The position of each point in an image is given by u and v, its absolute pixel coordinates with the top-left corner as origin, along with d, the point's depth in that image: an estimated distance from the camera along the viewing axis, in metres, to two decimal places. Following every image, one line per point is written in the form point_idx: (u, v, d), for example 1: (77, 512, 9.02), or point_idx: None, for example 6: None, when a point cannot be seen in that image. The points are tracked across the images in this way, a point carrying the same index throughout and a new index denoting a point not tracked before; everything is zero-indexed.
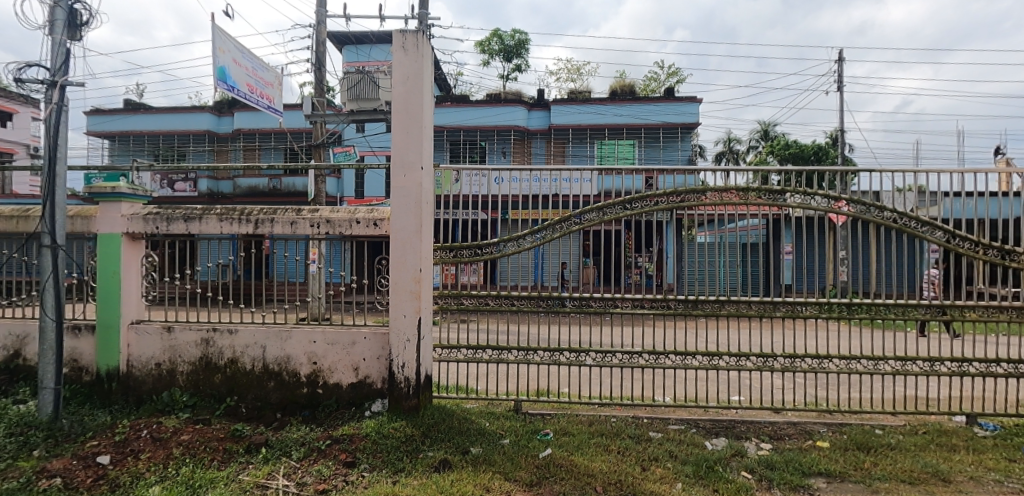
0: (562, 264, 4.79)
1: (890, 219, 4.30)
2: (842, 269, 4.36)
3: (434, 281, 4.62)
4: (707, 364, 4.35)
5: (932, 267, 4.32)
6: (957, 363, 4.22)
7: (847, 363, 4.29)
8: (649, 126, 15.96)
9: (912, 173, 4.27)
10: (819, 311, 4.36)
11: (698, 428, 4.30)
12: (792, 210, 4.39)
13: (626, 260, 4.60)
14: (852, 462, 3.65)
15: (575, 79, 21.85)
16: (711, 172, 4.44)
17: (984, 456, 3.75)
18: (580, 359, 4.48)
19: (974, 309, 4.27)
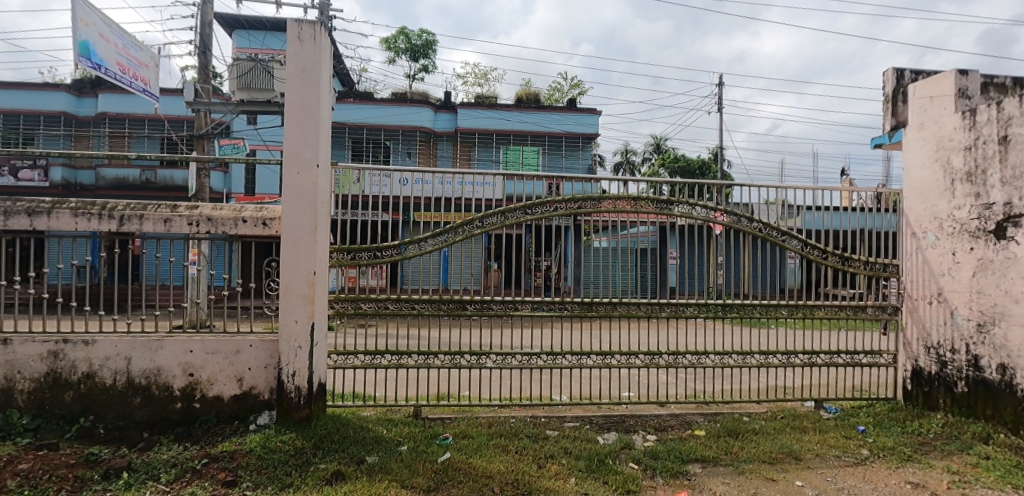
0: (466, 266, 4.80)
1: (757, 228, 4.80)
2: (720, 273, 4.79)
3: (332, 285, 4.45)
4: (600, 363, 4.58)
5: (791, 271, 4.91)
6: (808, 355, 4.81)
7: (721, 358, 4.73)
8: (552, 134, 16.49)
9: (778, 188, 4.81)
10: (699, 311, 4.76)
11: (591, 425, 4.50)
12: (678, 218, 4.76)
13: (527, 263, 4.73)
14: (724, 447, 4.02)
15: (482, 84, 22.07)
16: (608, 181, 4.69)
17: (827, 435, 4.30)
18: (481, 361, 4.51)
19: (822, 308, 4.88)
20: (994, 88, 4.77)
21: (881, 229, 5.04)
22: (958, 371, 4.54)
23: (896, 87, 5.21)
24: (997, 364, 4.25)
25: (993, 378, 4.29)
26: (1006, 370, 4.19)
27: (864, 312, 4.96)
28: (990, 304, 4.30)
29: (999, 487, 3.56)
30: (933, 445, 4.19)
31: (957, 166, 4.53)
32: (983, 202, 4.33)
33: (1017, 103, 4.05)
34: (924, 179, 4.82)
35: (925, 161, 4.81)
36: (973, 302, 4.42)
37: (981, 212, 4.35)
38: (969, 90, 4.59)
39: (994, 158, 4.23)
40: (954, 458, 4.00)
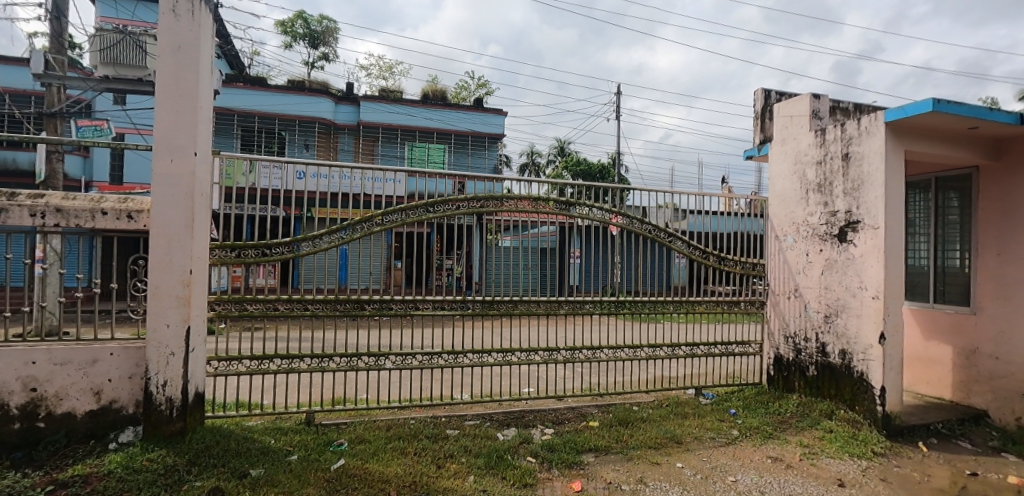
0: (369, 264, 4.64)
1: (648, 230, 5.12)
2: (616, 271, 5.05)
3: (218, 285, 4.11)
4: (501, 360, 4.64)
5: (679, 269, 5.28)
6: (690, 347, 5.22)
7: (614, 352, 4.98)
8: (458, 132, 16.42)
9: (666, 192, 5.18)
10: (595, 308, 4.98)
11: (492, 421, 4.54)
12: (578, 219, 4.94)
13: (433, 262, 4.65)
14: (615, 436, 4.24)
15: (387, 77, 21.43)
16: (513, 181, 4.76)
17: (705, 419, 4.70)
18: (379, 363, 4.38)
19: (703, 304, 5.32)
20: (840, 111, 5.48)
21: (752, 231, 5.58)
22: (810, 357, 5.16)
23: (765, 105, 5.82)
24: (839, 349, 4.88)
25: (836, 362, 4.91)
26: (846, 355, 4.82)
27: (738, 306, 5.48)
28: (834, 298, 4.92)
29: (840, 456, 4.10)
30: (790, 423, 4.73)
31: (811, 178, 5.15)
32: (830, 209, 4.94)
33: (856, 125, 4.68)
34: (785, 188, 5.43)
35: (787, 172, 5.42)
36: (822, 296, 5.04)
37: (828, 218, 4.97)
38: (821, 112, 5.24)
39: (839, 171, 4.85)
40: (806, 434, 4.54)
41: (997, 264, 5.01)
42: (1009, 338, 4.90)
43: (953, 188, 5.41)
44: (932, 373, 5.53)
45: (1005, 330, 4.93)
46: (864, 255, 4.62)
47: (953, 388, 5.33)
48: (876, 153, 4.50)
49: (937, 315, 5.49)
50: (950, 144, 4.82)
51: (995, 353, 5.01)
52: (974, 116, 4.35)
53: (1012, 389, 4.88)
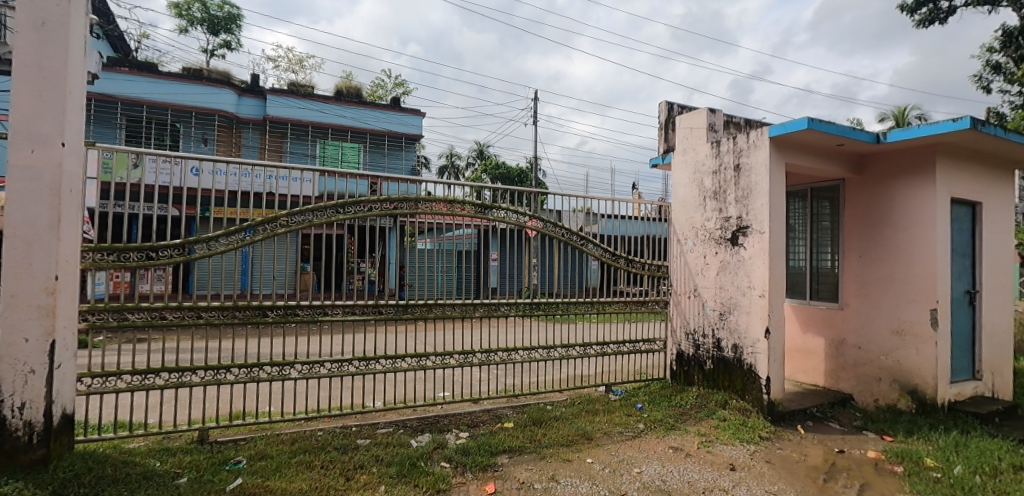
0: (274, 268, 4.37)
1: (563, 234, 5.26)
2: (534, 273, 5.13)
3: (96, 292, 3.67)
4: (415, 365, 4.54)
5: (592, 271, 5.47)
6: (601, 345, 5.41)
7: (529, 353, 5.05)
8: (374, 131, 15.95)
9: (581, 197, 5.36)
10: (513, 310, 5.02)
11: (405, 428, 4.43)
12: (497, 223, 4.98)
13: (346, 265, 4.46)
14: (529, 436, 4.30)
15: (297, 70, 20.39)
16: (431, 183, 4.70)
17: (614, 414, 4.90)
18: (284, 373, 4.11)
19: (614, 304, 5.54)
20: (733, 125, 5.94)
21: (658, 235, 5.91)
22: (707, 352, 5.55)
23: (668, 117, 6.19)
24: (732, 344, 5.28)
25: (729, 356, 5.31)
26: (738, 349, 5.22)
27: (646, 306, 5.77)
28: (727, 297, 5.33)
29: (732, 443, 4.44)
30: (690, 414, 5.05)
31: (708, 185, 5.54)
32: (724, 215, 5.34)
33: (745, 139, 5.10)
34: (686, 195, 5.80)
35: (687, 179, 5.80)
36: (717, 295, 5.44)
37: (722, 223, 5.37)
38: (716, 125, 5.64)
39: (731, 180, 5.26)
40: (703, 423, 4.87)
41: (859, 264, 5.68)
42: (870, 330, 5.56)
43: (825, 197, 6.06)
44: (809, 363, 6.15)
45: (866, 323, 5.59)
46: (752, 256, 5.04)
47: (826, 376, 5.95)
48: (762, 164, 4.93)
49: (812, 311, 6.12)
50: (822, 158, 5.38)
51: (858, 343, 5.66)
52: (840, 134, 4.89)
53: (871, 374, 5.55)
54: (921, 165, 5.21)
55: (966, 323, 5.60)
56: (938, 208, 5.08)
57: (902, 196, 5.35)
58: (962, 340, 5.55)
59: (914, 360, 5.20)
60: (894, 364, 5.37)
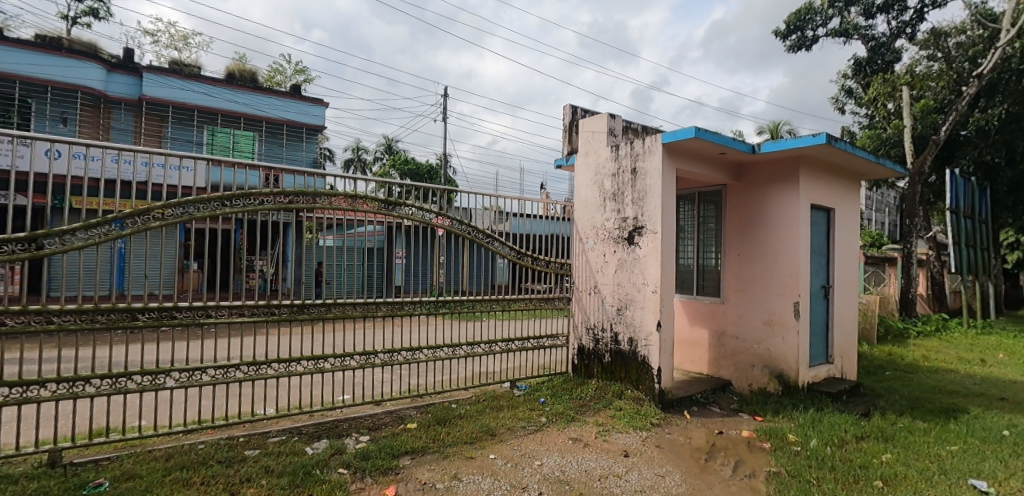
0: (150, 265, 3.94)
1: (473, 232, 5.28)
2: (441, 272, 5.08)
3: None
4: (312, 368, 4.31)
5: (500, 269, 5.53)
6: (505, 342, 5.49)
7: (433, 352, 4.98)
8: (270, 119, 14.92)
9: (491, 195, 5.39)
10: (420, 309, 4.94)
11: (300, 435, 4.20)
12: (405, 220, 4.87)
13: (236, 263, 4.13)
14: (432, 436, 4.25)
15: (180, 48, 18.53)
16: (335, 177, 4.49)
17: (517, 409, 4.99)
18: (159, 382, 3.73)
19: (521, 300, 5.63)
20: (631, 131, 6.26)
21: (562, 234, 6.10)
22: (605, 345, 5.82)
23: (572, 120, 6.39)
24: (627, 338, 5.58)
25: (625, 348, 5.61)
26: (633, 342, 5.53)
27: (551, 302, 5.94)
28: (624, 293, 5.62)
29: (627, 430, 4.69)
30: (589, 405, 5.27)
31: (608, 187, 5.80)
32: (622, 216, 5.63)
33: (641, 144, 5.40)
34: (588, 195, 6.04)
35: (589, 181, 6.03)
36: (615, 292, 5.72)
37: (620, 223, 5.65)
38: (615, 130, 5.91)
39: (628, 183, 5.55)
40: (601, 414, 5.11)
41: (737, 262, 6.25)
42: (746, 321, 6.13)
43: (711, 201, 6.58)
44: (695, 353, 6.66)
45: (742, 315, 6.17)
46: (646, 255, 5.36)
47: (709, 364, 6.49)
48: (655, 169, 5.26)
49: (698, 305, 6.63)
50: (707, 165, 5.84)
51: (736, 334, 6.23)
52: (722, 144, 5.33)
53: (746, 362, 6.13)
54: (788, 174, 5.83)
55: (822, 314, 6.36)
56: (800, 212, 5.72)
57: (772, 201, 5.95)
58: (818, 329, 6.29)
59: (781, 348, 5.82)
60: (765, 352, 5.97)
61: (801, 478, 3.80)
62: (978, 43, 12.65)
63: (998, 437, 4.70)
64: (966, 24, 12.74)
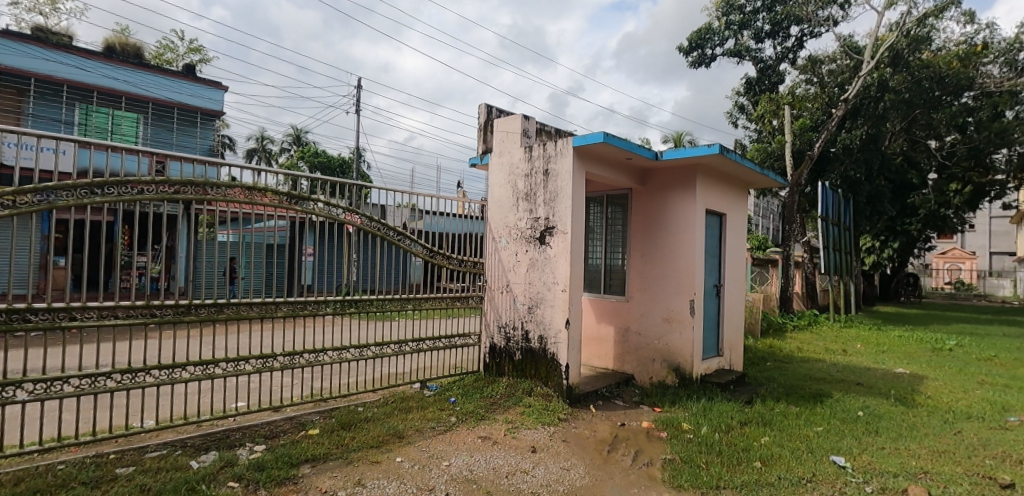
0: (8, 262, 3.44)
1: (388, 231, 5.13)
2: (352, 270, 4.87)
3: None
4: (200, 374, 3.94)
5: (415, 268, 5.42)
6: (416, 342, 5.37)
7: (339, 354, 4.75)
8: (158, 101, 13.57)
9: (407, 192, 5.27)
10: (331, 309, 4.71)
11: (184, 448, 3.84)
12: (314, 216, 4.61)
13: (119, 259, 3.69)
14: (335, 441, 4.08)
15: (47, 13, 16.34)
16: (234, 168, 4.16)
17: (427, 410, 4.92)
18: (8, 395, 3.25)
19: (434, 299, 5.56)
20: (544, 133, 6.38)
21: (475, 232, 6.10)
22: (516, 343, 5.89)
23: (487, 119, 6.39)
24: (537, 335, 5.68)
25: (535, 346, 5.70)
26: (543, 339, 5.64)
27: (464, 301, 5.92)
28: (535, 292, 5.71)
29: (535, 426, 4.79)
30: (499, 403, 5.32)
31: (521, 187, 5.88)
32: (534, 216, 5.72)
33: (553, 146, 5.52)
34: (501, 195, 6.08)
35: (503, 180, 6.08)
36: (526, 290, 5.80)
37: (532, 223, 5.74)
38: (529, 131, 6.00)
39: (541, 184, 5.65)
40: (511, 411, 5.17)
41: (641, 263, 6.58)
42: (648, 319, 6.48)
43: (618, 204, 6.86)
44: (601, 349, 6.93)
45: (645, 313, 6.51)
46: (557, 255, 5.50)
47: (614, 359, 6.79)
48: (566, 171, 5.40)
49: (605, 303, 6.91)
50: (615, 169, 6.09)
51: (639, 330, 6.57)
52: (629, 150, 5.58)
53: (648, 356, 6.48)
54: (687, 180, 6.23)
55: (714, 311, 6.87)
56: (696, 217, 6.14)
57: (673, 206, 6.33)
58: (711, 325, 6.79)
59: (678, 343, 6.21)
60: (664, 347, 6.33)
61: (692, 464, 4.08)
62: (845, 72, 14.33)
63: (855, 418, 5.34)
64: (837, 53, 14.34)
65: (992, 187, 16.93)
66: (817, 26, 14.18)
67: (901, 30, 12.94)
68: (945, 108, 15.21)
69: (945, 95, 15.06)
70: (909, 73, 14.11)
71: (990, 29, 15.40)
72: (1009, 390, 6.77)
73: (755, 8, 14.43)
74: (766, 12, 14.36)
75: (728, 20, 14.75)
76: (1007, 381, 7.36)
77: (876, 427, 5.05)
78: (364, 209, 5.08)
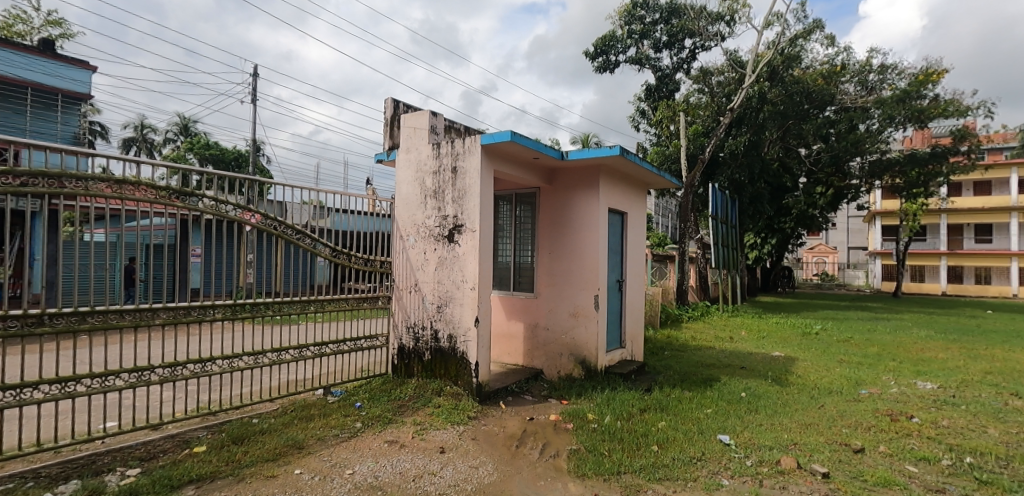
0: None
1: (290, 230, 4.83)
2: (249, 271, 4.51)
3: None
4: (57, 394, 3.45)
5: (321, 268, 5.15)
6: (318, 346, 5.10)
7: (230, 363, 4.37)
8: (8, 80, 11.83)
9: (312, 189, 4.99)
10: (226, 313, 4.34)
11: (37, 480, 3.36)
12: (203, 214, 4.21)
13: None
14: (225, 458, 3.77)
15: None
16: (106, 159, 3.69)
17: (330, 417, 4.70)
18: None
19: (341, 301, 5.32)
20: (453, 130, 6.34)
21: (381, 230, 5.92)
22: (425, 343, 5.78)
23: (393, 114, 6.18)
24: (447, 334, 5.63)
25: (444, 345, 5.64)
26: (453, 338, 5.59)
27: (371, 302, 5.72)
28: (444, 290, 5.65)
29: (444, 427, 4.74)
30: (407, 405, 5.20)
31: (429, 185, 5.78)
32: (442, 214, 5.66)
33: (462, 144, 5.49)
34: (409, 192, 5.95)
35: (410, 177, 5.95)
36: (435, 289, 5.72)
37: (441, 221, 5.67)
38: (437, 128, 5.91)
39: (449, 182, 5.60)
40: (420, 413, 5.08)
41: (549, 260, 6.74)
42: (556, 314, 6.66)
43: (526, 202, 6.97)
44: (511, 346, 7.02)
45: (552, 308, 6.69)
46: (465, 253, 5.47)
47: (523, 355, 6.90)
48: (474, 169, 5.39)
49: (514, 300, 7.01)
50: (522, 168, 6.18)
51: (547, 326, 6.73)
52: (535, 149, 5.68)
53: (555, 351, 6.65)
54: (591, 180, 6.48)
55: (616, 305, 7.19)
56: (599, 216, 6.39)
57: (578, 205, 6.55)
58: (614, 318, 7.12)
59: (584, 336, 6.43)
60: (571, 341, 6.53)
61: (596, 452, 4.25)
62: (731, 83, 15.66)
63: (738, 399, 5.84)
64: (724, 66, 15.60)
65: (849, 190, 19.28)
66: (708, 41, 15.32)
67: (777, 48, 14.34)
68: (813, 119, 17.07)
69: (813, 108, 16.90)
70: (783, 87, 15.66)
71: (847, 52, 17.50)
72: (862, 367, 7.76)
73: (654, 20, 15.28)
74: (663, 24, 15.27)
75: (630, 29, 15.52)
76: (860, 359, 8.43)
77: (756, 406, 5.56)
78: (261, 206, 4.74)
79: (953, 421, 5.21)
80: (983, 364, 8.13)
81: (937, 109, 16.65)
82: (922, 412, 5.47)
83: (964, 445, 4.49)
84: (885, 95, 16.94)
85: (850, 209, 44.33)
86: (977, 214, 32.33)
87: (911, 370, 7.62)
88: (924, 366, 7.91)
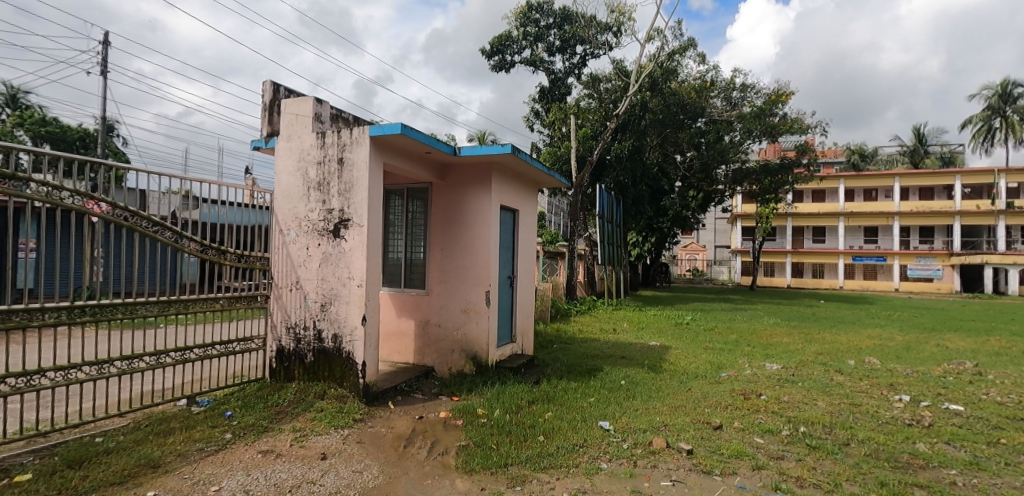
0: None
1: (148, 222, 4.31)
2: (96, 269, 3.94)
3: None
4: None
5: (189, 266, 4.65)
6: (180, 352, 4.57)
7: (66, 375, 3.79)
8: None
9: (177, 177, 4.47)
10: (61, 317, 3.74)
11: None
12: (33, 202, 3.60)
13: None
14: (57, 485, 3.27)
15: None
16: None
17: (193, 430, 4.25)
18: None
19: (210, 301, 4.85)
20: (340, 120, 6.03)
21: (258, 224, 5.47)
22: (307, 344, 5.45)
23: (272, 99, 5.67)
24: (331, 334, 5.35)
25: (328, 346, 5.36)
26: (337, 338, 5.33)
27: (245, 302, 5.27)
28: (329, 288, 5.37)
29: (327, 431, 4.50)
30: (286, 412, 4.87)
31: (312, 177, 5.45)
32: (327, 207, 5.36)
33: (348, 135, 5.24)
34: (289, 183, 5.56)
35: (292, 168, 5.56)
36: (319, 287, 5.41)
37: (325, 215, 5.38)
38: (322, 116, 5.60)
39: (334, 173, 5.33)
40: (300, 419, 4.78)
41: (440, 256, 6.68)
42: (447, 310, 6.62)
43: (418, 198, 6.83)
44: (401, 344, 6.86)
45: (444, 305, 6.64)
46: (352, 248, 5.24)
47: (414, 353, 6.77)
48: (361, 161, 5.18)
49: (405, 297, 6.86)
50: (413, 163, 6.04)
51: (439, 322, 6.67)
52: (427, 144, 5.57)
53: (447, 348, 6.61)
54: (483, 177, 6.51)
55: (507, 301, 7.31)
56: (491, 212, 6.45)
57: (471, 201, 6.55)
58: (505, 314, 7.22)
59: (475, 332, 6.47)
60: (462, 337, 6.53)
61: (484, 446, 4.30)
62: (618, 90, 16.40)
63: (619, 386, 6.23)
64: (611, 74, 16.47)
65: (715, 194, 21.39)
66: (597, 49, 16.04)
67: (658, 61, 15.42)
68: (687, 129, 18.66)
69: (687, 119, 18.44)
70: (663, 97, 16.90)
71: (715, 69, 19.36)
72: (723, 353, 8.65)
73: (548, 23, 15.73)
74: (556, 28, 15.79)
75: (525, 30, 15.83)
76: (721, 345, 9.40)
77: (633, 392, 5.98)
78: (115, 194, 4.17)
79: (792, 396, 5.98)
80: (816, 346, 9.45)
81: (786, 125, 18.98)
82: (769, 390, 6.22)
83: (799, 417, 5.17)
84: (745, 111, 18.97)
85: (716, 211, 49.15)
86: (816, 218, 37.44)
87: (762, 353, 8.64)
88: (771, 350, 9.00)
